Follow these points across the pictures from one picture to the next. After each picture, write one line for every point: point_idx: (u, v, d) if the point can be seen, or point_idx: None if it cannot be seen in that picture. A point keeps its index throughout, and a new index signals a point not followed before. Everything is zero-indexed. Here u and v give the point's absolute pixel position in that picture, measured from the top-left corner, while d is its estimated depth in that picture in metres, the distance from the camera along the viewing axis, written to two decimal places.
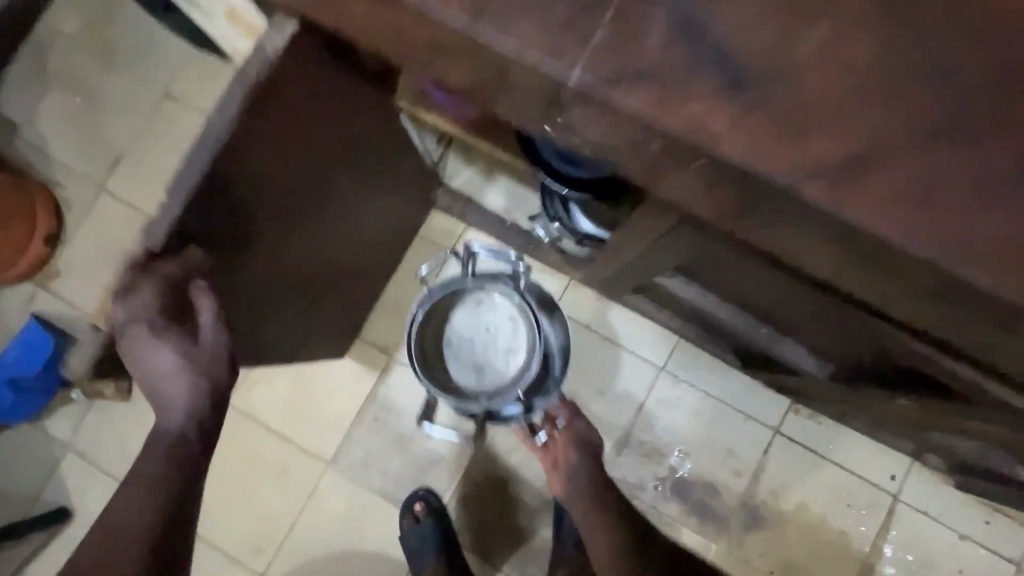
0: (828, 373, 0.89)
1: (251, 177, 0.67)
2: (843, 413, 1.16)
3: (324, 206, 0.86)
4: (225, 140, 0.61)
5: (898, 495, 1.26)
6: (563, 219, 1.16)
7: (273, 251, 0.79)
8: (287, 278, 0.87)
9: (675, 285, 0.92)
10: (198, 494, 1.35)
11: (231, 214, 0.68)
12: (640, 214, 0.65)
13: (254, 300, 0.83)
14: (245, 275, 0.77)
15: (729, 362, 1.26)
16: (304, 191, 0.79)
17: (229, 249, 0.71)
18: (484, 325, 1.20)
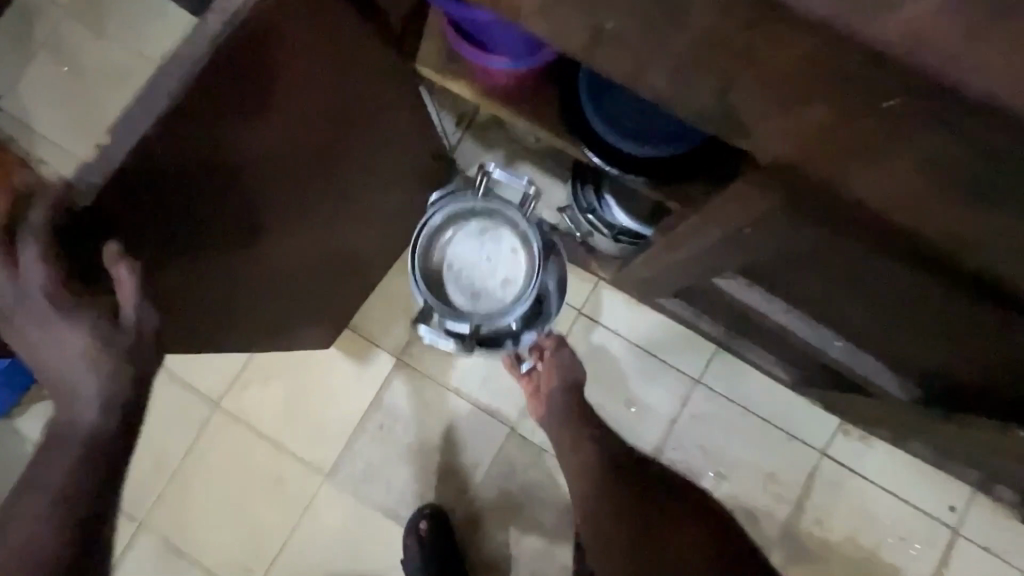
0: (911, 398, 0.76)
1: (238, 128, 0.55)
2: (905, 436, 1.03)
3: (320, 179, 0.74)
4: (196, 76, 0.49)
5: (957, 529, 1.13)
6: (597, 212, 1.06)
7: (245, 219, 0.67)
8: (258, 254, 0.75)
9: (736, 290, 0.79)
10: (180, 504, 1.22)
11: (193, 168, 0.56)
12: (723, 201, 0.53)
13: (212, 276, 0.70)
14: (204, 243, 0.64)
15: (780, 375, 1.13)
16: (297, 157, 0.67)
17: (186, 210, 0.59)
18: (485, 253, 1.06)
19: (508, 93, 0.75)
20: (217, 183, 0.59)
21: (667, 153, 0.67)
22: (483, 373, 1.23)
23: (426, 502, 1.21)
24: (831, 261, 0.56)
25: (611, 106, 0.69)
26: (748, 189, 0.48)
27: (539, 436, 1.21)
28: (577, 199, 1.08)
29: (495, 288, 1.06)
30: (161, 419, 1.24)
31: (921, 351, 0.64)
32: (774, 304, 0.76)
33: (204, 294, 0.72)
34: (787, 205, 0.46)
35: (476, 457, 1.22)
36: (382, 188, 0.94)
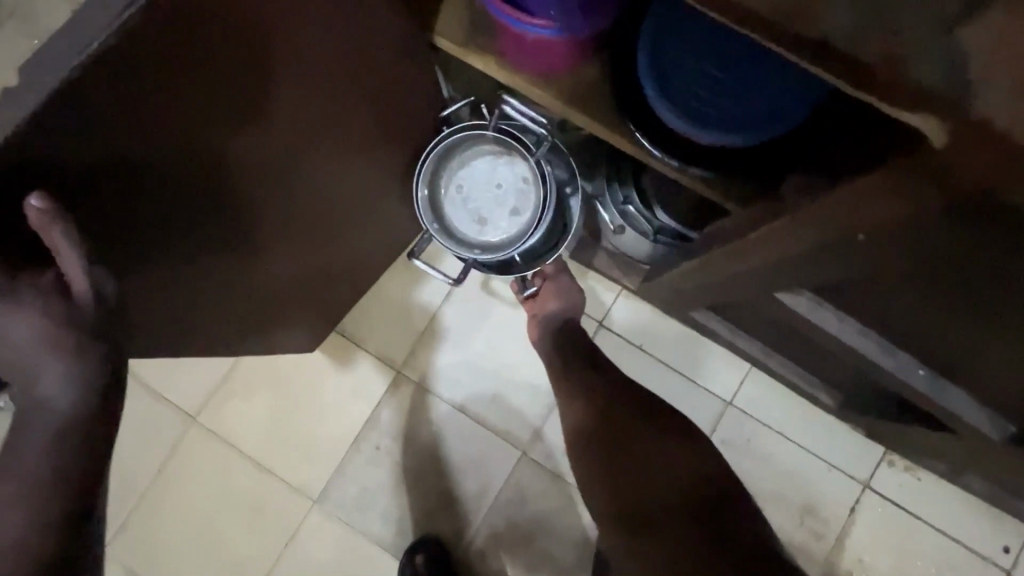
0: (1001, 437, 0.65)
1: (186, 86, 0.46)
2: (960, 471, 0.93)
3: (295, 159, 0.64)
4: (138, 7, 0.39)
5: (1012, 573, 1.02)
6: (635, 205, 0.94)
7: (200, 201, 0.56)
8: (219, 244, 0.64)
9: (802, 309, 0.67)
10: (147, 531, 1.09)
11: (130, 129, 0.45)
12: (829, 203, 0.42)
13: (157, 269, 0.59)
14: (145, 226, 0.53)
15: (818, 399, 1.02)
16: (265, 129, 0.57)
17: (120, 182, 0.48)
18: (496, 179, 0.93)
19: (539, 70, 0.63)
20: (162, 151, 0.49)
21: (739, 142, 0.55)
22: (493, 394, 1.11)
23: (424, 532, 1.09)
24: (951, 280, 0.45)
25: (681, 65, 0.57)
26: (879, 187, 0.37)
27: (552, 461, 1.09)
28: (609, 189, 0.96)
29: (502, 218, 0.93)
30: (129, 435, 1.10)
31: None
32: (845, 324, 0.65)
33: (148, 292, 0.60)
34: (940, 208, 0.35)
35: (482, 483, 1.10)
36: (376, 180, 0.83)
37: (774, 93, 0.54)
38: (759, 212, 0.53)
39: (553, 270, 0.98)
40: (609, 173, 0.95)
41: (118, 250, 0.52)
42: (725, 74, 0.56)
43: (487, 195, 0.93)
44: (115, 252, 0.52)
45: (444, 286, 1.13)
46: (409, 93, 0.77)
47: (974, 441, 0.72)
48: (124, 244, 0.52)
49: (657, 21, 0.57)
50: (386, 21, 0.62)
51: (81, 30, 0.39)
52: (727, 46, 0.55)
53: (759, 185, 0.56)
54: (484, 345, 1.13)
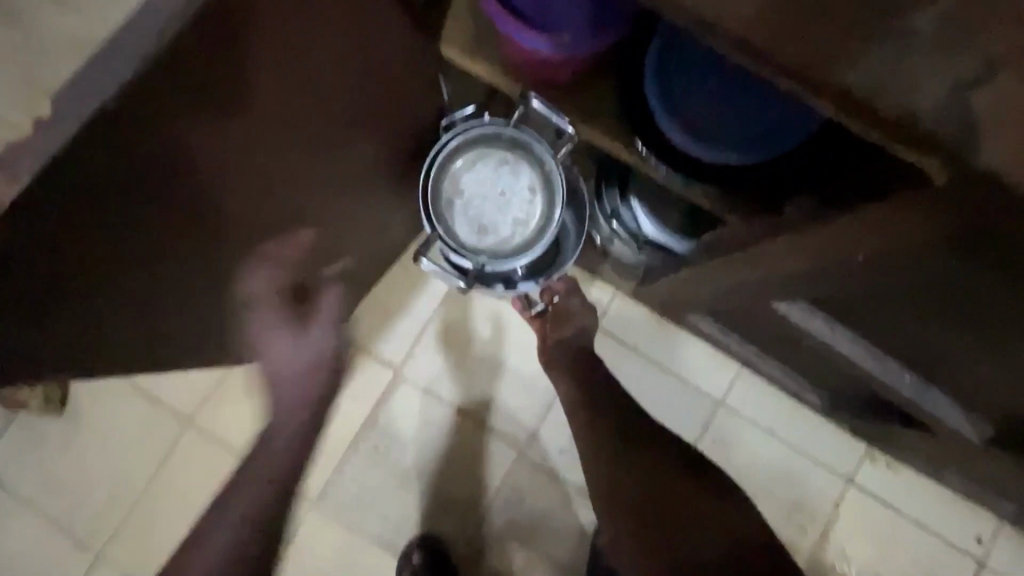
0: (980, 438, 0.68)
1: (198, 120, 0.48)
2: (938, 467, 0.97)
3: (303, 172, 0.65)
4: (163, 37, 0.41)
5: (984, 562, 1.08)
6: (621, 218, 0.95)
7: (217, 218, 0.57)
8: (232, 260, 0.65)
9: (796, 317, 0.70)
10: (142, 533, 1.09)
11: (152, 151, 0.47)
12: (830, 226, 0.44)
13: (175, 285, 0.60)
14: (164, 244, 0.54)
15: (806, 399, 1.06)
16: (278, 144, 0.58)
17: (141, 204, 0.49)
18: (501, 187, 0.87)
19: (544, 83, 0.64)
20: (182, 173, 0.50)
21: (742, 160, 0.57)
22: (491, 394, 1.13)
23: (422, 531, 1.11)
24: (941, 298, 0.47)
25: (687, 83, 0.58)
26: (881, 215, 0.39)
27: (548, 461, 1.11)
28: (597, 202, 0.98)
29: (504, 231, 0.87)
30: (125, 437, 1.11)
31: (1018, 396, 0.57)
32: (837, 333, 0.68)
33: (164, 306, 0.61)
34: (941, 237, 0.37)
35: (479, 483, 1.11)
36: (377, 185, 0.83)
37: (772, 117, 0.56)
38: (760, 229, 0.55)
39: (564, 289, 0.96)
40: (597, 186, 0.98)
41: (136, 268, 0.54)
42: (728, 98, 0.58)
43: (490, 202, 0.87)
44: (133, 270, 0.53)
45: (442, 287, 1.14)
46: (413, 100, 0.77)
47: (953, 441, 0.75)
48: (142, 262, 0.54)
49: (666, 40, 0.58)
50: (391, 29, 0.63)
51: (112, 61, 0.41)
52: (731, 73, 0.58)
53: (759, 201, 0.58)
54: (480, 346, 1.14)
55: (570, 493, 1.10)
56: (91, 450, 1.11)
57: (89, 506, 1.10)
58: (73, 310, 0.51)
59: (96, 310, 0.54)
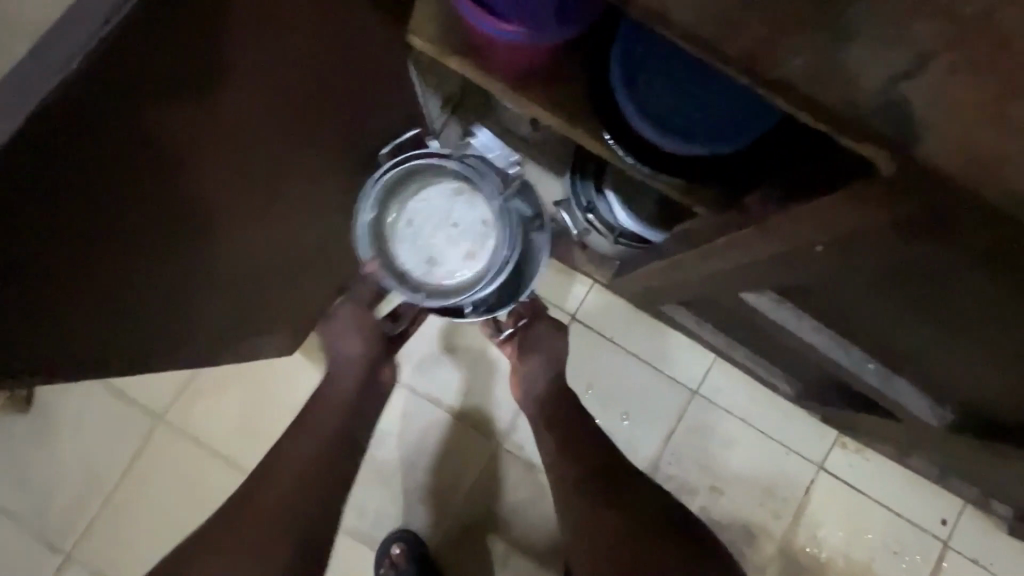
0: (941, 424, 0.70)
1: (150, 109, 0.46)
2: (905, 452, 1.00)
3: (268, 160, 0.63)
4: (115, 21, 0.39)
5: (948, 542, 1.11)
6: (597, 211, 0.95)
7: (181, 207, 0.56)
8: (199, 249, 0.63)
9: (763, 308, 0.71)
10: (115, 532, 1.07)
11: (109, 143, 0.44)
12: (791, 216, 0.45)
13: (140, 279, 0.58)
14: (127, 237, 0.52)
15: (779, 387, 1.07)
16: (243, 131, 0.56)
17: (101, 197, 0.47)
18: (452, 218, 0.96)
19: (514, 74, 0.64)
20: (143, 163, 0.48)
21: (709, 151, 0.58)
22: (469, 386, 1.13)
23: (401, 525, 1.11)
24: (898, 288, 0.48)
25: (652, 76, 0.58)
26: (838, 204, 0.40)
27: (528, 451, 1.12)
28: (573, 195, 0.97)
29: (454, 259, 0.96)
30: (95, 435, 1.09)
31: (974, 382, 0.58)
32: (804, 322, 0.69)
33: (130, 302, 0.59)
34: (895, 227, 0.37)
35: (459, 475, 1.11)
36: (346, 175, 0.82)
37: (737, 109, 0.56)
38: (726, 220, 0.55)
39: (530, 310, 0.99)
40: (571, 179, 0.97)
41: (99, 264, 0.52)
42: (692, 92, 0.58)
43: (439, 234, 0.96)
44: (96, 266, 0.51)
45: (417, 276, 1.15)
46: (382, 90, 0.76)
47: (916, 427, 0.77)
48: (105, 257, 0.52)
49: (630, 34, 0.58)
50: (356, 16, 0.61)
51: (61, 47, 0.38)
52: (693, 68, 0.58)
53: (726, 191, 0.58)
54: (458, 339, 1.13)
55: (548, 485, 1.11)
56: (60, 449, 1.08)
57: (58, 506, 1.08)
58: (33, 312, 0.49)
59: (58, 314, 0.52)
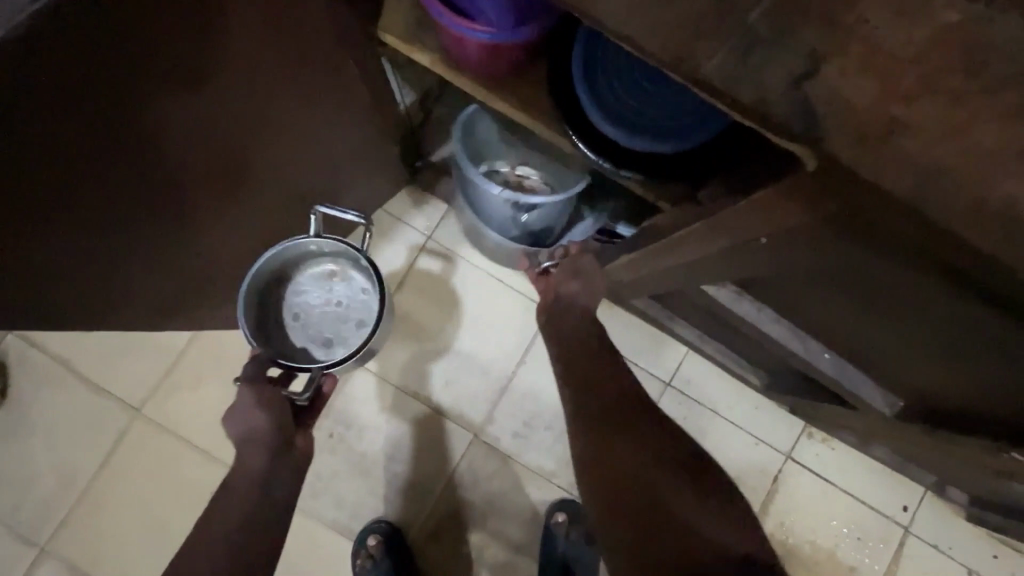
0: (894, 412, 0.74)
1: (87, 90, 0.47)
2: (866, 441, 1.04)
3: (225, 140, 0.65)
4: None
5: (909, 528, 1.16)
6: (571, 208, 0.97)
7: (140, 170, 0.58)
8: (159, 214, 0.65)
9: (726, 300, 0.74)
10: (90, 526, 1.07)
11: (56, 106, 0.46)
12: (739, 208, 0.47)
13: (98, 237, 0.61)
14: (81, 195, 0.54)
15: (748, 380, 1.11)
16: (198, 104, 0.58)
17: (51, 156, 0.49)
18: (335, 298, 1.07)
19: (487, 75, 0.66)
20: (94, 126, 0.50)
21: (667, 150, 0.60)
22: (446, 378, 1.15)
23: (378, 517, 1.12)
24: (840, 280, 0.51)
25: (611, 78, 0.61)
26: (776, 197, 0.42)
27: (505, 443, 1.14)
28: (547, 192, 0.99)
29: (350, 331, 1.07)
30: (68, 429, 1.09)
31: (918, 370, 0.61)
32: (762, 314, 0.72)
33: (90, 259, 0.62)
34: (823, 221, 0.40)
35: (437, 468, 1.13)
36: (314, 169, 0.84)
37: (692, 110, 0.59)
38: (683, 215, 0.58)
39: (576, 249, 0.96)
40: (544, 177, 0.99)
41: (52, 220, 0.54)
42: (651, 94, 0.61)
43: (330, 317, 1.07)
44: (50, 221, 0.53)
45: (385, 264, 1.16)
46: (354, 86, 0.78)
47: (868, 414, 0.81)
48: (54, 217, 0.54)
49: (589, 38, 0.61)
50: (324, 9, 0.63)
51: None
52: (651, 71, 0.61)
53: (685, 186, 0.60)
54: (438, 330, 1.15)
55: (524, 475, 1.13)
56: (33, 444, 1.08)
57: (32, 500, 1.07)
58: None
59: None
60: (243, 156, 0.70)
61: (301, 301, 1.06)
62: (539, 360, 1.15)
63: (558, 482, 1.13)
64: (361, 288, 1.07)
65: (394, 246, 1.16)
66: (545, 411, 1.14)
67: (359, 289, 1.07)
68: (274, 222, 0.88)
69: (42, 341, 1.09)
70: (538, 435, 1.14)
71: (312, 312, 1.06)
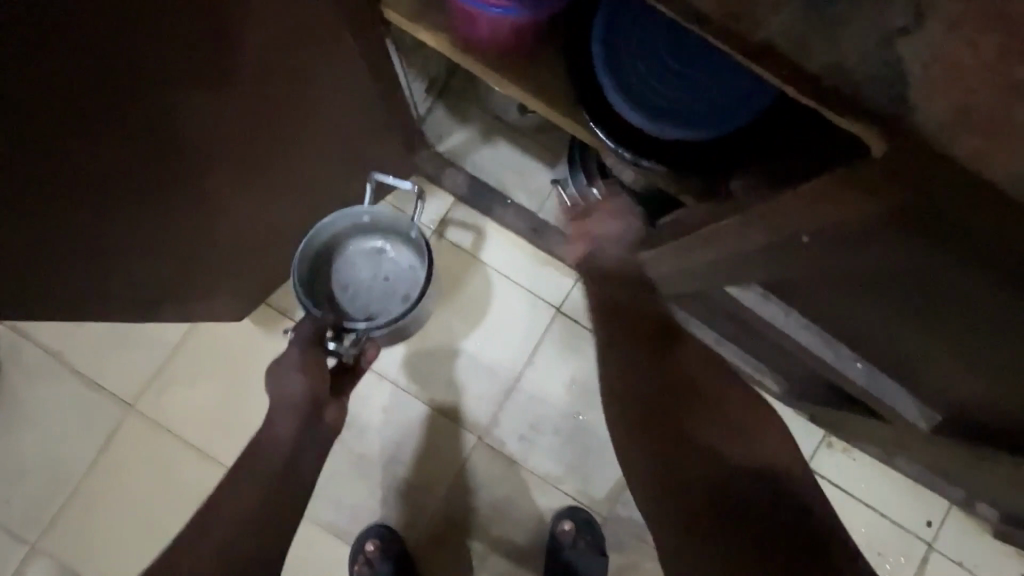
0: (931, 426, 0.68)
1: (70, 61, 0.44)
2: (892, 453, 0.98)
3: (222, 125, 0.61)
4: None
5: (933, 545, 1.10)
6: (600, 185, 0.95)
7: (125, 151, 0.54)
8: (153, 199, 0.62)
9: (751, 302, 0.68)
10: (81, 523, 1.04)
11: (22, 73, 0.42)
12: (781, 200, 0.42)
13: (83, 220, 0.57)
14: (61, 173, 0.51)
15: (767, 386, 1.05)
16: (188, 83, 0.53)
17: (22, 127, 0.45)
18: (383, 273, 1.03)
19: (499, 54, 0.61)
20: (68, 98, 0.46)
21: (700, 135, 0.54)
22: (451, 379, 1.10)
23: (377, 521, 1.08)
24: (891, 284, 0.45)
25: (637, 53, 0.56)
26: (827, 191, 0.37)
27: (510, 446, 1.09)
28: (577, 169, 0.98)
29: (396, 307, 1.03)
30: (60, 424, 1.05)
31: (964, 383, 0.56)
32: (791, 318, 0.66)
33: (73, 243, 0.58)
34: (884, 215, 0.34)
35: (439, 471, 1.09)
36: (315, 155, 0.80)
37: (740, 79, 0.53)
38: (712, 208, 0.53)
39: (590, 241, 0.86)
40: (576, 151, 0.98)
41: (28, 199, 0.50)
42: (690, 63, 0.55)
43: (377, 291, 1.03)
44: (27, 199, 0.50)
45: None
46: (357, 69, 0.73)
47: (900, 427, 0.75)
48: (32, 198, 0.50)
49: (613, 12, 0.55)
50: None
51: None
52: (688, 37, 0.55)
53: (715, 179, 0.55)
54: (442, 329, 1.11)
55: (530, 480, 1.09)
56: (24, 438, 1.05)
57: (23, 495, 1.04)
58: None
59: None
60: (240, 143, 0.66)
61: (350, 275, 1.03)
62: (547, 361, 1.11)
63: (564, 488, 1.09)
64: (408, 264, 1.03)
65: None
66: (552, 414, 1.10)
67: (407, 265, 1.03)
68: (273, 213, 0.84)
69: (34, 333, 1.06)
70: (545, 438, 1.10)
71: (360, 286, 1.03)
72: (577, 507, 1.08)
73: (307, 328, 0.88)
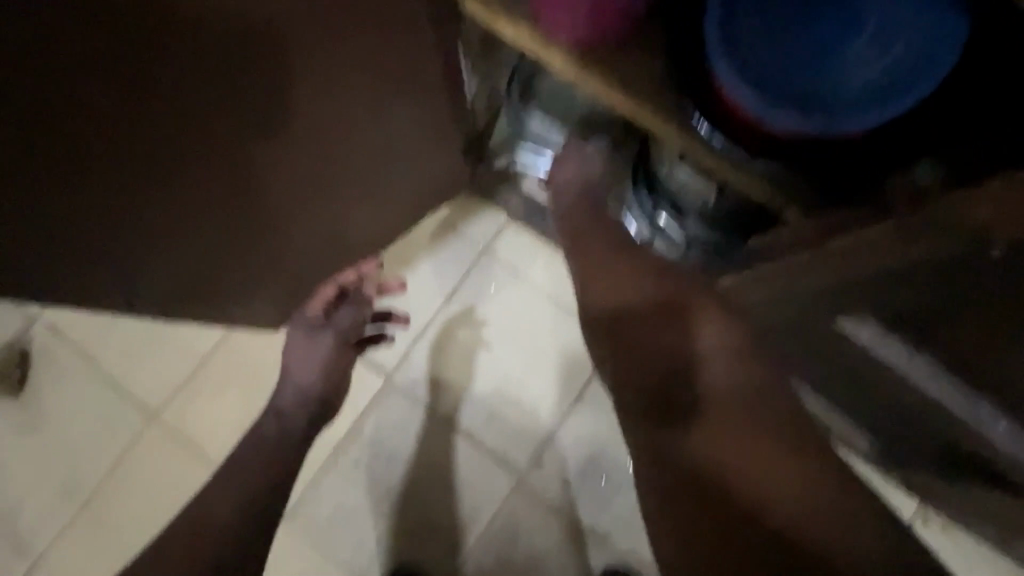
0: None
1: (152, 40, 0.41)
2: (1007, 539, 0.83)
3: (292, 121, 0.58)
4: None
5: None
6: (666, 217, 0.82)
7: (197, 144, 0.51)
8: (197, 197, 0.57)
9: (869, 339, 0.56)
10: (90, 539, 0.97)
11: (97, 49, 0.39)
12: (979, 205, 0.35)
13: (138, 214, 0.53)
14: (87, 162, 0.45)
15: (856, 446, 0.92)
16: (264, 73, 0.51)
17: (37, 105, 0.39)
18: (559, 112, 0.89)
19: (591, 42, 0.55)
20: (103, 76, 0.41)
21: (850, 123, 0.46)
22: (491, 409, 1.01)
23: (401, 563, 0.98)
24: None
25: (758, 38, 0.48)
26: None
27: (551, 491, 0.99)
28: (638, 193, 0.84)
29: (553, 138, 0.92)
30: (81, 429, 1.00)
31: None
32: (917, 360, 0.55)
33: (106, 239, 0.53)
34: None
35: (472, 512, 0.99)
36: (376, 161, 0.75)
37: (875, 63, 0.46)
38: (846, 220, 0.46)
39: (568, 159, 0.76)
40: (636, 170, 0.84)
41: (82, 186, 0.47)
42: (823, 35, 0.46)
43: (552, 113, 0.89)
44: (54, 190, 0.45)
45: (431, 272, 1.05)
46: (426, 66, 0.68)
47: None
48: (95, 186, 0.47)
49: None
50: None
51: None
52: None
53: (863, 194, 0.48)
54: (483, 354, 1.03)
55: (574, 533, 0.97)
56: (45, 440, 1.00)
57: (35, 502, 0.99)
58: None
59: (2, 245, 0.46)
60: (304, 142, 0.62)
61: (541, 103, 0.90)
62: (596, 401, 1.00)
63: (612, 545, 0.97)
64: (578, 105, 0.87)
65: (443, 258, 1.05)
66: (601, 459, 0.99)
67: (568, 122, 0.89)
68: (325, 220, 0.79)
69: (69, 332, 1.02)
70: (592, 486, 0.98)
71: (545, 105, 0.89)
72: (625, 565, 0.97)
73: (343, 322, 0.93)
